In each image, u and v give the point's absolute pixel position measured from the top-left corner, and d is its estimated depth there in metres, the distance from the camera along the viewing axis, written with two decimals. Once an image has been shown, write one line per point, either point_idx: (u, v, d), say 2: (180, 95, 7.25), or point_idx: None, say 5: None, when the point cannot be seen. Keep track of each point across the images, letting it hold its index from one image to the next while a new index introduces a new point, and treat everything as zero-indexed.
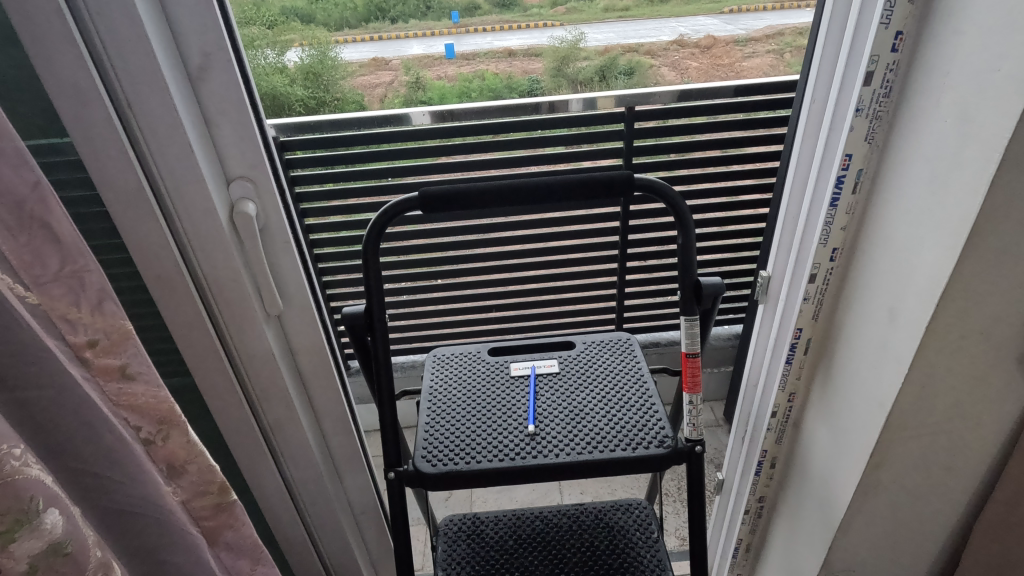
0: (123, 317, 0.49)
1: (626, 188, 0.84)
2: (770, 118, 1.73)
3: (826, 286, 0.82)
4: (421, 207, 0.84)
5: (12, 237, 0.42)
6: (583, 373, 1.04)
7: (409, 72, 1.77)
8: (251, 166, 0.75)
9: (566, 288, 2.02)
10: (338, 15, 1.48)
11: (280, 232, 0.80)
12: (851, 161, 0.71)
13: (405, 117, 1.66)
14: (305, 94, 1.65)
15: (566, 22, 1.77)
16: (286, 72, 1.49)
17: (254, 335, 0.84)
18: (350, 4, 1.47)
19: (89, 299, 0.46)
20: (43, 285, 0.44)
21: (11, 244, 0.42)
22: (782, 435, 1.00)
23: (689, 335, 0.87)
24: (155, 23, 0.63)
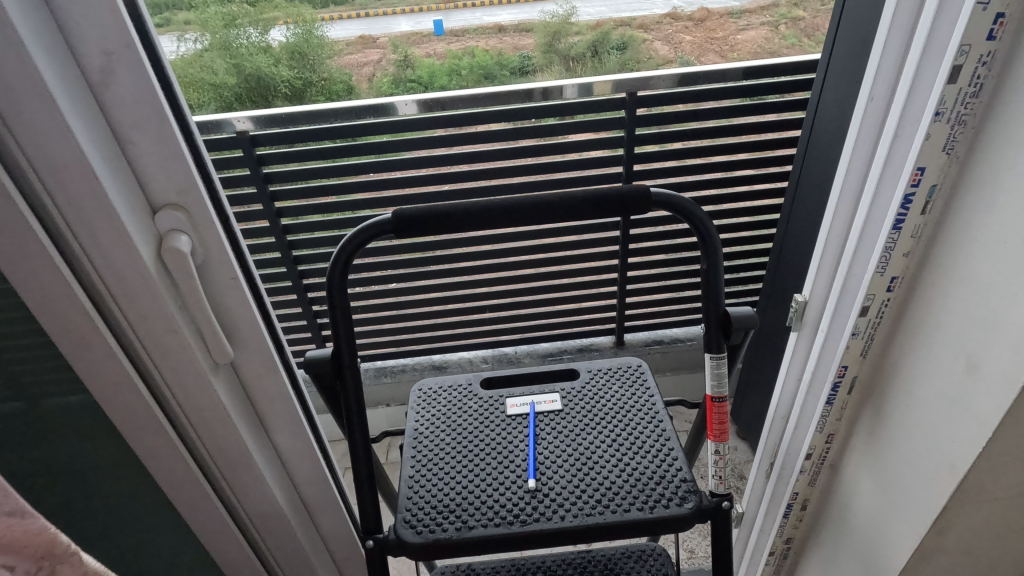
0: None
1: (641, 206, 0.70)
2: (788, 101, 1.57)
3: (880, 320, 0.69)
4: (394, 231, 0.70)
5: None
6: (588, 410, 0.92)
7: (395, 49, 2.18)
8: (182, 190, 0.60)
9: (565, 282, 1.93)
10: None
11: (225, 267, 0.66)
12: (923, 176, 0.57)
13: (390, 108, 1.49)
14: (288, 75, 1.82)
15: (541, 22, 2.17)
16: (269, 52, 1.83)
17: (200, 388, 0.70)
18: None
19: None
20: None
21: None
22: (816, 477, 0.88)
23: (716, 376, 0.75)
24: (32, 14, 0.48)
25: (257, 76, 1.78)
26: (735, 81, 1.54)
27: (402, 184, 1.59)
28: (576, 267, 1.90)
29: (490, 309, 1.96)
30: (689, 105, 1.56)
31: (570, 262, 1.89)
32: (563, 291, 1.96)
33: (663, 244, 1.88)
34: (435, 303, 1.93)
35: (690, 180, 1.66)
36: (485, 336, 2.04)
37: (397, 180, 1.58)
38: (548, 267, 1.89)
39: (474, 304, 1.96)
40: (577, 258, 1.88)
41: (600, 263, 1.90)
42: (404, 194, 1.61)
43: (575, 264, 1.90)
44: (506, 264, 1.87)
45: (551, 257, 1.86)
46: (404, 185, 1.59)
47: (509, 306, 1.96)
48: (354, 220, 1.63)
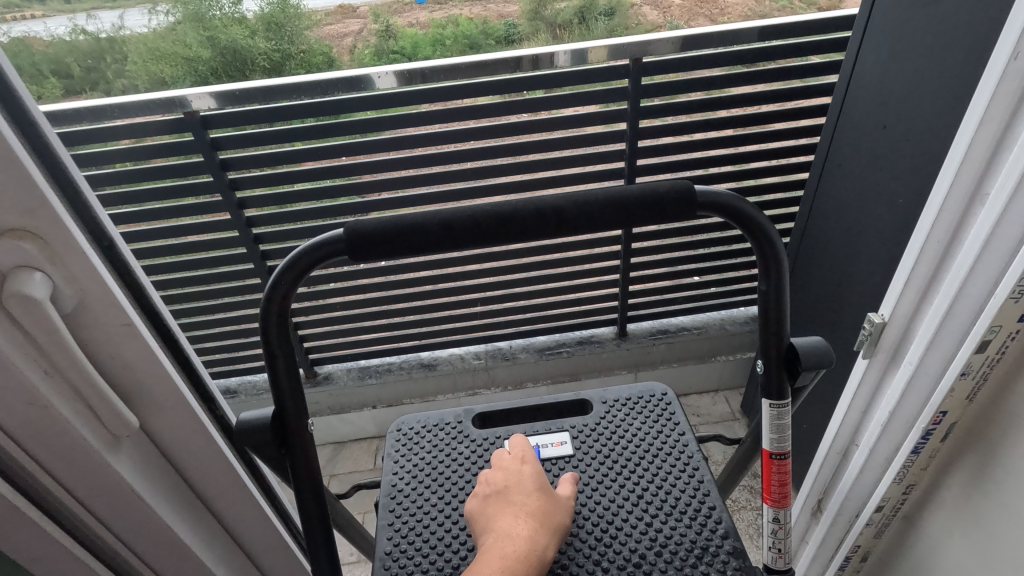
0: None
1: (682, 211, 0.52)
2: (818, 65, 1.37)
3: (1002, 358, 0.52)
4: (349, 253, 0.51)
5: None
6: (606, 456, 0.75)
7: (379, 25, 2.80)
8: (26, 214, 0.41)
9: (563, 271, 1.75)
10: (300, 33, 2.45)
11: (111, 309, 0.48)
12: None
13: (367, 80, 1.24)
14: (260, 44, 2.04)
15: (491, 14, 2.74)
16: (243, 23, 2.41)
17: (96, 475, 0.52)
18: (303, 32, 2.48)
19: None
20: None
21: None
22: (884, 529, 0.72)
23: (776, 426, 0.58)
24: None
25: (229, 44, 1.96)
26: (746, 44, 1.31)
27: (377, 168, 1.38)
28: (574, 254, 1.72)
29: (481, 302, 1.78)
30: (703, 71, 1.35)
31: (569, 250, 1.70)
32: (561, 281, 1.78)
33: (671, 229, 1.70)
34: (420, 298, 1.74)
35: (701, 156, 1.47)
36: (477, 330, 1.86)
37: (371, 164, 1.37)
38: (544, 256, 1.70)
39: (464, 298, 1.77)
40: (576, 246, 1.70)
41: (601, 249, 1.72)
42: (379, 178, 1.40)
43: (574, 252, 1.71)
44: (498, 253, 1.68)
45: (546, 245, 1.67)
46: (380, 169, 1.38)
47: (501, 298, 1.79)
48: (322, 210, 1.42)
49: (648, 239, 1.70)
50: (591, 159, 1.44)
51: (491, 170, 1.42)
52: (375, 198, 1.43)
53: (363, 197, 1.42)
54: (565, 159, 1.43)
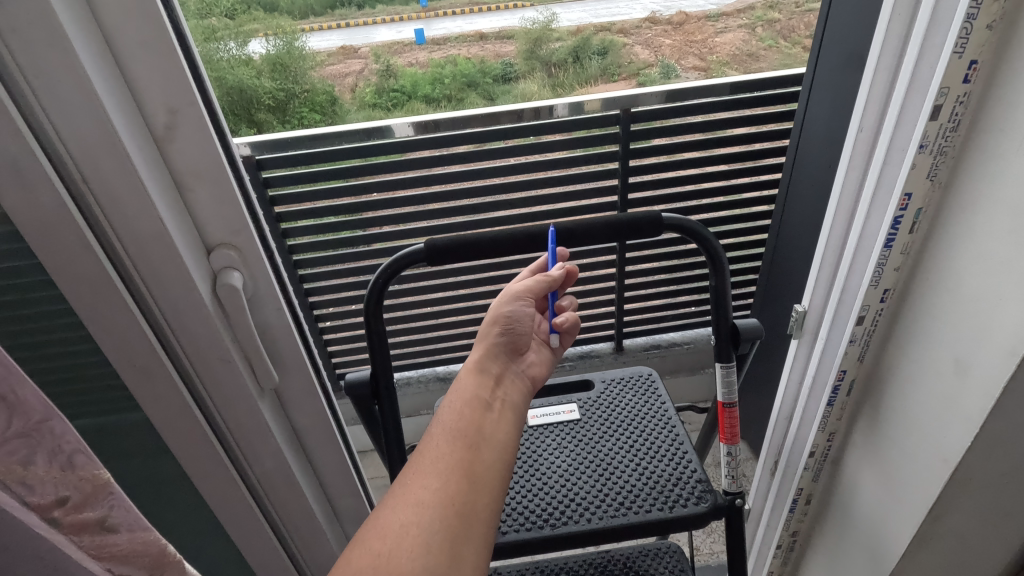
0: (97, 467, 0.47)
1: (653, 229, 0.76)
2: (777, 113, 1.64)
3: (875, 327, 0.75)
4: (427, 259, 0.76)
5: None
6: (606, 421, 0.98)
7: (379, 59, 1.59)
8: (234, 230, 0.65)
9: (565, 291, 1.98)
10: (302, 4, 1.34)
11: (271, 299, 0.71)
12: (910, 200, 0.64)
13: (387, 130, 1.53)
14: (273, 87, 1.45)
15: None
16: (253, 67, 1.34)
17: (249, 415, 0.75)
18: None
19: (60, 457, 0.43)
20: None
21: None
22: (819, 473, 0.94)
23: (725, 383, 0.81)
24: (111, 82, 0.53)
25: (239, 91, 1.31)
26: (721, 96, 1.60)
27: (405, 202, 1.62)
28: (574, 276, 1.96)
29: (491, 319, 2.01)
30: (682, 118, 1.62)
31: None
32: None
33: (659, 253, 1.95)
34: (438, 316, 1.97)
35: (682, 189, 1.73)
36: None
37: (400, 199, 1.61)
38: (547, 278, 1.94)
39: (477, 316, 2.00)
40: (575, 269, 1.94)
41: (598, 271, 1.96)
42: (407, 211, 1.64)
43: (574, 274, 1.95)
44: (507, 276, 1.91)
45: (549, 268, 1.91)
46: (408, 203, 1.62)
47: None
48: (359, 238, 1.66)
49: (638, 262, 1.95)
50: (590, 192, 1.68)
51: (505, 203, 1.66)
52: (374, 231, 1.66)
53: (396, 227, 1.66)
54: (568, 193, 1.67)
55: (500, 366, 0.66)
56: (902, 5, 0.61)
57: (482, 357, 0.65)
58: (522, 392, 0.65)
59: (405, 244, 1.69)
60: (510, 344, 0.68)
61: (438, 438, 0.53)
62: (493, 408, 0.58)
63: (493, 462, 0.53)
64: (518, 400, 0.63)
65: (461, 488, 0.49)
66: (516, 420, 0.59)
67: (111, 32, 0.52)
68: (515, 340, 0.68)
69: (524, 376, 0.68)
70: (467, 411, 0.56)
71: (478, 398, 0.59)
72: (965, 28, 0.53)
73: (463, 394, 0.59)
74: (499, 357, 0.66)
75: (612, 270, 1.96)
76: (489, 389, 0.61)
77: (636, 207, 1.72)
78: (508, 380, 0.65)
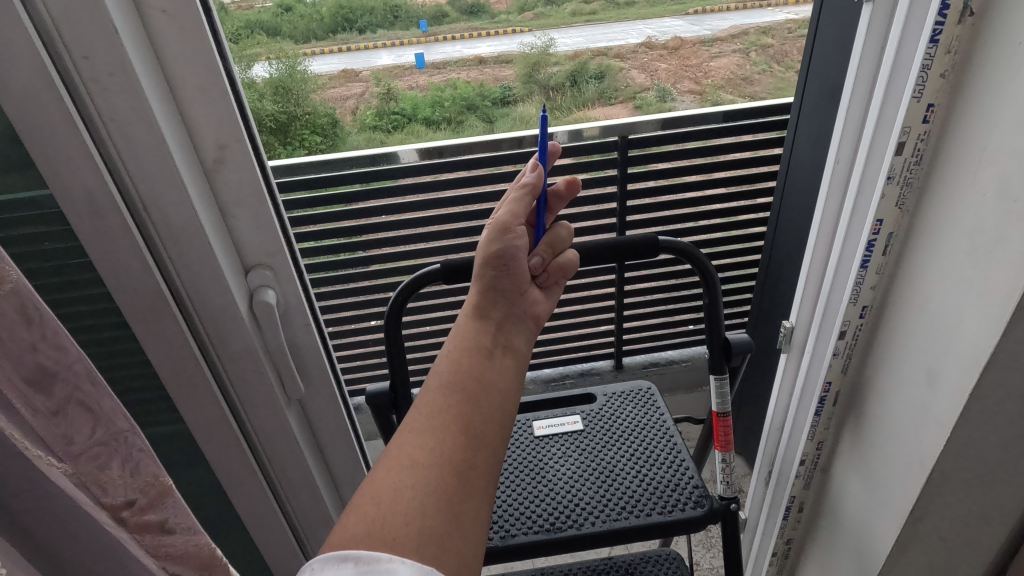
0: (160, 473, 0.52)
1: (651, 251, 0.83)
2: (767, 140, 1.72)
3: (856, 341, 0.81)
4: (443, 278, 0.82)
5: (45, 416, 0.44)
6: (608, 432, 1.03)
7: (379, 83, 1.38)
8: (270, 253, 0.71)
9: (566, 310, 2.05)
10: (306, 28, 1.18)
11: (301, 315, 0.77)
12: (882, 225, 0.71)
13: (394, 155, 1.61)
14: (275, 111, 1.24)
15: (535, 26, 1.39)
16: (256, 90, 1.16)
17: (277, 424, 0.81)
18: (316, 15, 1.18)
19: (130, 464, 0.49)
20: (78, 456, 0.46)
21: (42, 422, 0.44)
22: (810, 481, 0.99)
23: (719, 395, 0.87)
24: (173, 123, 0.60)
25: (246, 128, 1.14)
26: (714, 124, 1.69)
27: (412, 225, 1.69)
28: (574, 294, 2.03)
29: None
30: (676, 144, 1.71)
31: (569, 291, 2.02)
32: (563, 318, 2.07)
33: (657, 272, 2.02)
34: None
35: (678, 211, 1.80)
36: None
37: (408, 221, 1.69)
38: None
39: None
40: (575, 288, 2.01)
41: (597, 290, 2.03)
42: (414, 233, 1.71)
43: (574, 293, 2.02)
44: None
45: None
46: (414, 226, 1.69)
47: None
48: (367, 259, 1.72)
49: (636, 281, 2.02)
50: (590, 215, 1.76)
51: None
52: (379, 252, 1.72)
53: (403, 249, 1.73)
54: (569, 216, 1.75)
55: (501, 308, 0.62)
56: (869, 53, 0.69)
57: (481, 300, 0.62)
58: (524, 334, 0.62)
59: (412, 265, 1.75)
60: (507, 286, 0.63)
61: (436, 392, 0.53)
62: (494, 356, 0.57)
63: (493, 414, 0.53)
64: (520, 344, 0.61)
65: (459, 444, 0.50)
66: (516, 367, 0.58)
67: (173, 80, 0.59)
68: (513, 280, 0.63)
69: (526, 315, 0.64)
70: (465, 362, 0.56)
71: (478, 347, 0.57)
72: (921, 76, 0.61)
73: (463, 342, 0.57)
74: (500, 299, 0.62)
75: (611, 290, 2.02)
76: (490, 335, 0.59)
77: (633, 229, 1.80)
78: (511, 323, 0.62)
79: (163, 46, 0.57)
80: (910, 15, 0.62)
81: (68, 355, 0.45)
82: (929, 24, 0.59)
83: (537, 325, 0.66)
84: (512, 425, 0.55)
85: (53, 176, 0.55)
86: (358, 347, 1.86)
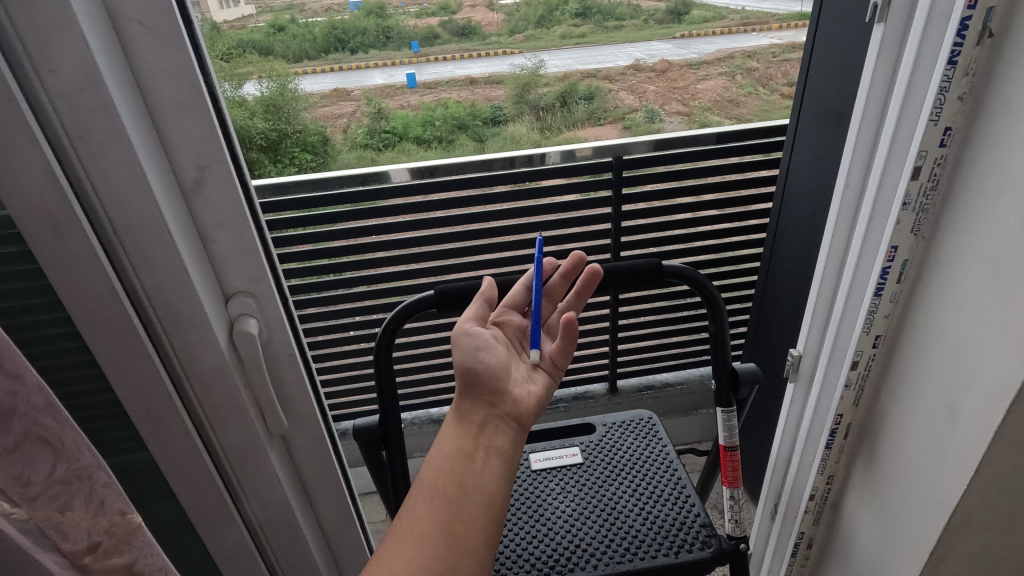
0: (128, 510, 0.47)
1: (654, 277, 0.80)
2: (760, 162, 1.71)
3: (868, 372, 0.78)
4: (437, 306, 0.78)
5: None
6: (609, 466, 0.98)
7: (369, 103, 2.11)
8: (252, 279, 0.67)
9: None
10: (299, 50, 1.85)
11: (284, 344, 0.72)
12: (896, 252, 0.68)
13: (384, 175, 1.55)
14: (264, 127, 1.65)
15: (529, 47, 2.28)
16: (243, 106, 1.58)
17: (257, 461, 0.75)
18: (311, 41, 1.90)
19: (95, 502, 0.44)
20: (35, 498, 0.40)
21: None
22: (819, 516, 0.95)
23: (726, 427, 0.83)
24: (147, 138, 0.56)
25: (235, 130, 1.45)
26: (708, 146, 1.67)
27: (402, 245, 1.65)
28: None
29: None
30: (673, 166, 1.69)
31: None
32: None
33: (650, 294, 1.99)
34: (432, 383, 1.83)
35: (672, 233, 1.77)
36: None
37: (398, 242, 1.64)
38: None
39: None
40: None
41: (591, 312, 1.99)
42: (404, 253, 1.66)
43: None
44: None
45: None
46: (404, 246, 1.65)
47: None
48: (355, 279, 1.67)
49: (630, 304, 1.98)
50: (584, 236, 1.72)
51: (500, 244, 1.69)
52: (370, 272, 1.68)
53: (393, 269, 1.68)
54: (565, 236, 1.70)
55: (481, 410, 0.60)
56: (880, 75, 0.66)
57: (466, 398, 0.61)
58: (508, 434, 0.60)
59: (401, 286, 1.70)
60: (492, 382, 0.62)
61: (416, 501, 0.54)
62: (476, 459, 0.56)
63: (474, 522, 0.52)
64: (504, 445, 0.58)
65: (437, 557, 0.50)
66: (499, 468, 0.56)
67: (150, 95, 0.55)
68: (498, 374, 0.63)
69: (511, 417, 0.61)
70: (446, 466, 0.55)
71: (459, 452, 0.56)
72: (938, 99, 0.58)
73: (445, 447, 0.57)
74: (485, 396, 0.61)
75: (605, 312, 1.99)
76: (470, 438, 0.57)
77: (628, 250, 1.77)
78: (493, 425, 0.59)
79: (139, 59, 0.53)
80: (925, 37, 0.60)
81: (26, 386, 0.40)
82: (947, 44, 0.57)
83: (526, 423, 0.63)
84: (499, 527, 0.54)
85: (10, 193, 0.50)
86: (344, 371, 1.79)
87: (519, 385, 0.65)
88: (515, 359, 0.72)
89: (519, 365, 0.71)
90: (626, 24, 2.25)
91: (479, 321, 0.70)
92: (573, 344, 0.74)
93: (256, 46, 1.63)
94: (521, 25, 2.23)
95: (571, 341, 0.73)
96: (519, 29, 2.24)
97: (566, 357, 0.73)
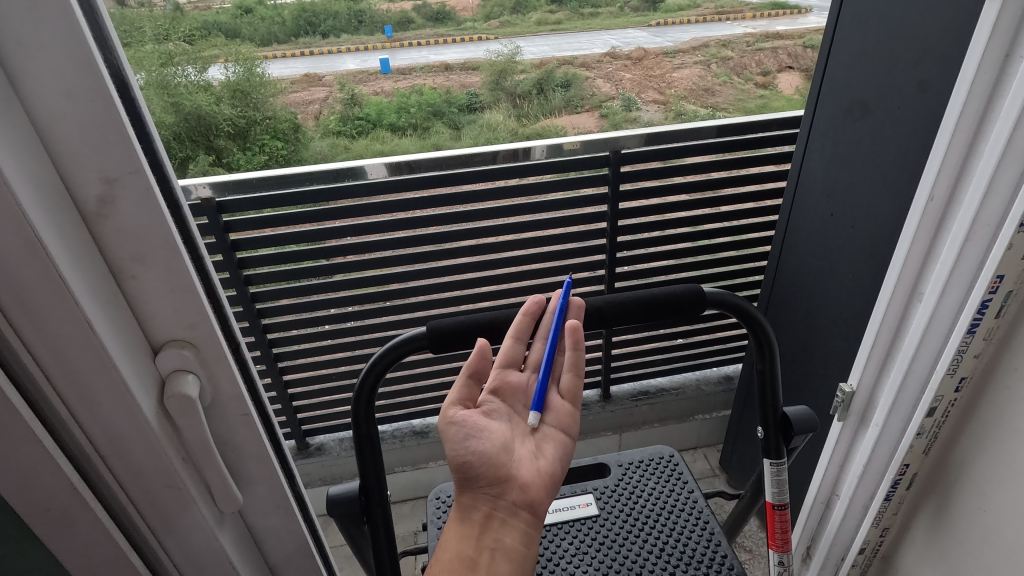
0: None
1: (696, 306, 0.65)
2: (771, 155, 1.57)
3: (945, 417, 0.66)
4: (431, 346, 0.62)
5: None
6: (629, 517, 0.87)
7: (344, 89, 2.14)
8: (189, 325, 0.51)
9: None
10: (266, 27, 1.70)
11: (237, 403, 0.56)
12: (1001, 282, 0.55)
13: (359, 171, 1.36)
14: (233, 113, 1.68)
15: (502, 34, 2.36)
16: (210, 91, 1.60)
17: (206, 549, 0.59)
18: (278, 18, 1.77)
19: None
20: None
21: None
22: (867, 569, 0.84)
23: (775, 484, 0.71)
24: (20, 142, 0.39)
25: (195, 116, 1.43)
26: (708, 139, 1.51)
27: (376, 248, 1.47)
28: None
29: None
30: (675, 160, 1.53)
31: None
32: None
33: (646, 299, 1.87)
34: (413, 394, 1.67)
35: (673, 232, 1.64)
36: None
37: (371, 246, 1.46)
38: None
39: None
40: None
41: None
42: (381, 256, 1.49)
43: None
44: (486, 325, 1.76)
45: None
46: (378, 248, 1.47)
47: None
48: (325, 285, 1.50)
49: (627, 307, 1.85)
50: (579, 237, 1.57)
51: (488, 247, 1.53)
52: (341, 277, 1.50)
53: (365, 273, 1.50)
54: (558, 236, 1.55)
55: (484, 504, 0.58)
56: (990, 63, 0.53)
57: (462, 499, 0.58)
58: (516, 528, 0.57)
59: (375, 293, 1.53)
60: (488, 474, 0.58)
61: None
62: (480, 568, 0.54)
63: None
64: (511, 542, 0.56)
65: None
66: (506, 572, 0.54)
67: (21, 81, 0.38)
68: (492, 467, 0.59)
69: (517, 505, 0.59)
70: None
71: (461, 558, 0.55)
72: None
73: (449, 552, 0.56)
74: (482, 492, 0.58)
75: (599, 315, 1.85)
76: (473, 541, 0.56)
77: (626, 251, 1.62)
78: (499, 520, 0.58)
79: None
80: None
81: None
82: None
83: (537, 507, 0.60)
84: None
85: None
86: (316, 383, 1.63)
87: (526, 462, 0.62)
88: (522, 429, 0.65)
89: (524, 436, 0.64)
90: (602, 12, 2.19)
91: (466, 400, 0.63)
92: (582, 365, 0.66)
93: (224, 30, 1.52)
94: (495, 11, 2.26)
95: (581, 361, 0.66)
96: (493, 15, 2.26)
97: (577, 382, 0.67)
